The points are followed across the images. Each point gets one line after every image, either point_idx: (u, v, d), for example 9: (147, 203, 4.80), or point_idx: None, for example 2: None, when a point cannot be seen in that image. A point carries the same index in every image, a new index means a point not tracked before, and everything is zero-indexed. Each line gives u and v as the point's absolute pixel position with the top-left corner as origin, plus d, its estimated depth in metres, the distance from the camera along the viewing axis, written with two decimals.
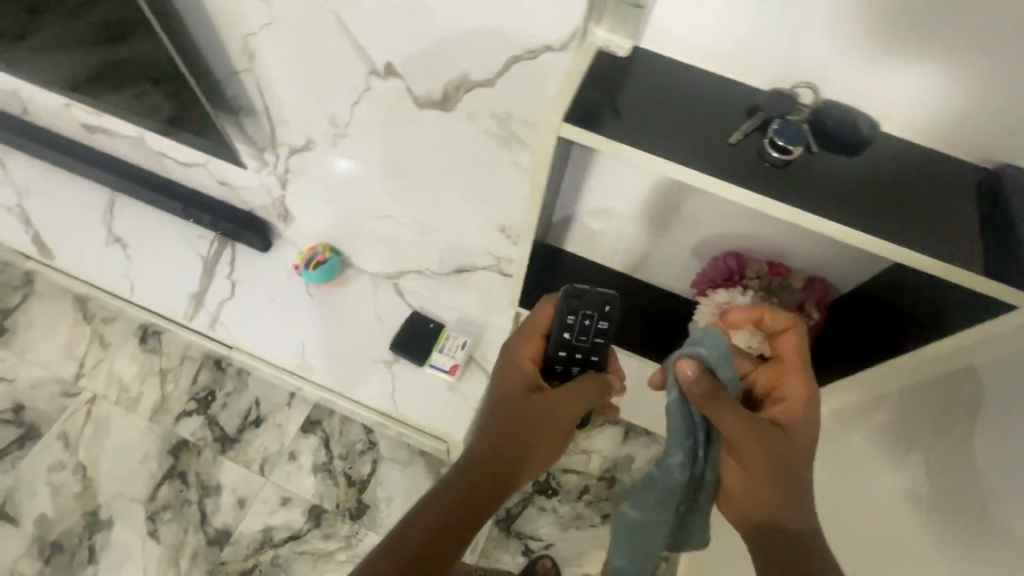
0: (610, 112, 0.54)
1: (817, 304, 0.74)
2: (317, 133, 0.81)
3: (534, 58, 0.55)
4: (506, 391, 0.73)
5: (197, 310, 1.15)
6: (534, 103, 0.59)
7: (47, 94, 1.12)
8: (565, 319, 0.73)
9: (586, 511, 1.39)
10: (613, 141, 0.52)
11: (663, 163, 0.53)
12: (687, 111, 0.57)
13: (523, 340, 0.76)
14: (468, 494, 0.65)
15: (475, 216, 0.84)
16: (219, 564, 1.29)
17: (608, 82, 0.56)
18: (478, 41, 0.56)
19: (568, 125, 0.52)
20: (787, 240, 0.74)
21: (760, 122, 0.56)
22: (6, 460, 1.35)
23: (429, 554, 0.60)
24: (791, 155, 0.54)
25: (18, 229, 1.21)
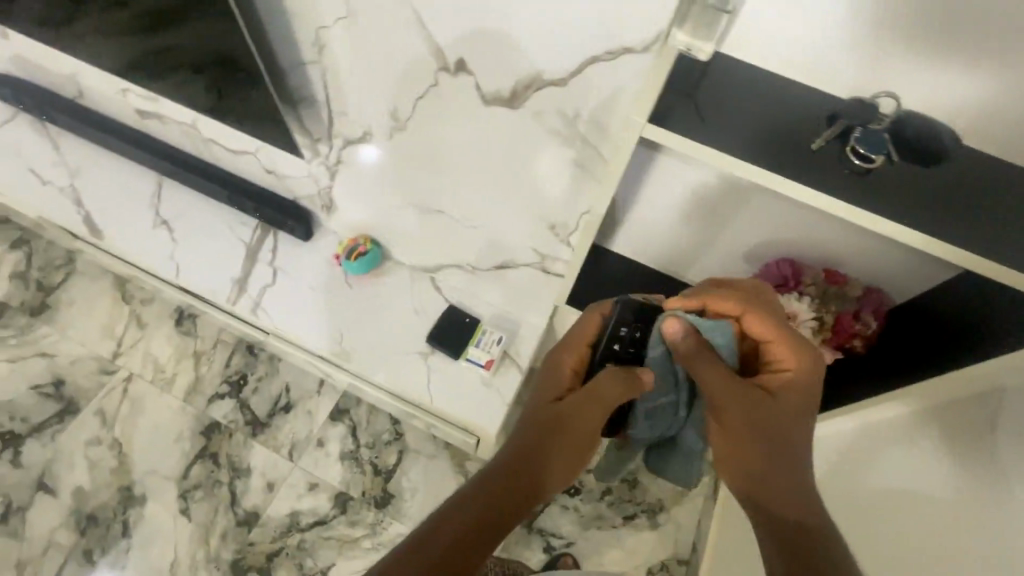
0: (693, 115, 0.56)
1: (873, 313, 0.75)
2: (376, 125, 0.82)
3: (613, 59, 0.56)
4: (543, 401, 0.73)
5: (240, 295, 1.18)
6: (606, 103, 0.61)
7: (105, 78, 1.15)
8: (617, 330, 0.73)
9: (608, 512, 1.40)
10: (700, 145, 0.54)
11: (749, 168, 0.54)
12: (765, 116, 0.58)
13: (567, 351, 0.75)
14: (496, 501, 0.65)
15: (525, 212, 0.85)
16: (248, 544, 1.31)
17: (689, 85, 0.58)
18: (557, 41, 0.57)
19: (653, 126, 0.54)
20: (846, 247, 0.76)
21: (839, 131, 0.57)
22: (45, 433, 1.39)
23: (454, 556, 0.59)
24: (873, 163, 0.56)
25: (70, 209, 1.24)
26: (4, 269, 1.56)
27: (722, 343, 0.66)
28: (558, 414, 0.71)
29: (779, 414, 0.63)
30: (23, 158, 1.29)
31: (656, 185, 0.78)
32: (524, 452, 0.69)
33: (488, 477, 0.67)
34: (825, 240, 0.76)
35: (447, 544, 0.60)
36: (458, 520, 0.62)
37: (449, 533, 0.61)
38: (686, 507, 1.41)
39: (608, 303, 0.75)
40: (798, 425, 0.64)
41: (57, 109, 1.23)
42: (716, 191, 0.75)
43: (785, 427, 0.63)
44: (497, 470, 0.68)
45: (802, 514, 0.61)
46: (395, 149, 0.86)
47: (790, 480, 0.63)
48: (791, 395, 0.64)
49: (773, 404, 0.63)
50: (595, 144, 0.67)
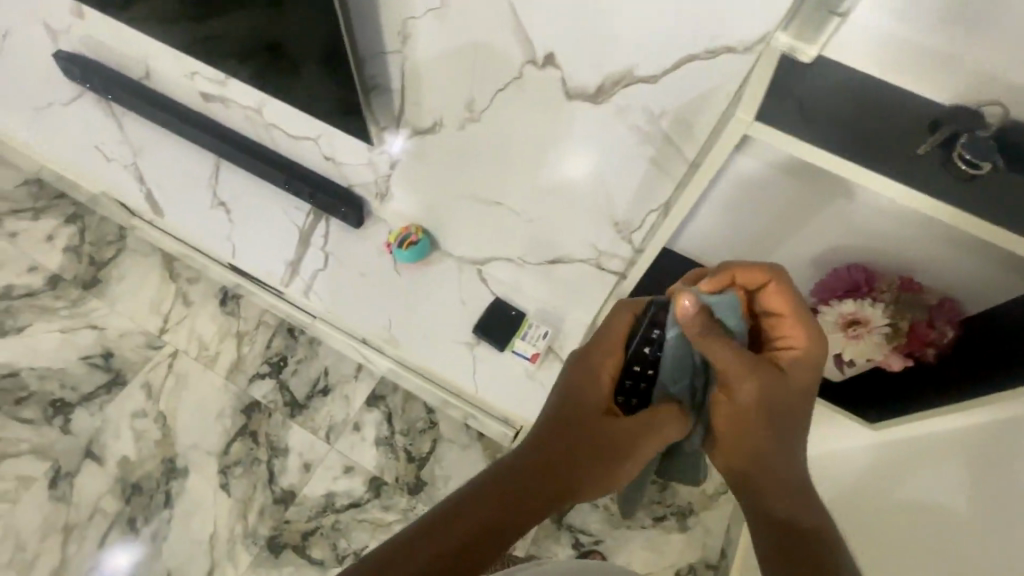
0: (795, 111, 0.52)
1: (948, 322, 0.74)
2: (448, 115, 0.84)
3: (710, 59, 0.57)
4: (576, 399, 0.65)
5: (292, 278, 1.22)
6: (693, 101, 0.62)
7: (174, 60, 1.18)
8: (649, 332, 0.70)
9: (637, 512, 1.41)
10: (802, 142, 0.51)
11: (854, 169, 0.51)
12: (867, 115, 0.54)
13: (606, 350, 0.68)
14: (512, 502, 0.57)
15: (588, 208, 0.86)
16: (284, 522, 1.34)
17: (786, 84, 0.54)
18: (653, 40, 0.59)
19: (759, 124, 0.51)
20: (923, 259, 0.74)
21: (943, 138, 0.52)
22: (93, 403, 1.43)
23: (474, 548, 0.52)
24: (979, 169, 0.51)
25: (134, 187, 1.29)
26: (59, 242, 1.61)
27: (732, 319, 0.63)
28: (590, 419, 0.63)
29: (785, 395, 0.60)
30: (89, 135, 1.33)
31: (725, 187, 0.79)
32: (551, 454, 0.61)
33: (508, 473, 0.59)
34: (899, 251, 0.74)
35: (452, 543, 0.52)
36: (467, 517, 0.54)
37: (454, 530, 0.53)
38: (716, 512, 1.41)
39: (640, 301, 0.71)
40: (801, 407, 0.61)
41: (123, 89, 1.26)
42: (786, 195, 0.75)
43: (791, 409, 0.60)
44: (516, 466, 0.59)
45: (798, 506, 0.58)
46: (463, 141, 0.88)
47: (788, 468, 0.60)
48: (798, 374, 0.61)
49: (780, 383, 0.60)
50: (677, 144, 0.68)
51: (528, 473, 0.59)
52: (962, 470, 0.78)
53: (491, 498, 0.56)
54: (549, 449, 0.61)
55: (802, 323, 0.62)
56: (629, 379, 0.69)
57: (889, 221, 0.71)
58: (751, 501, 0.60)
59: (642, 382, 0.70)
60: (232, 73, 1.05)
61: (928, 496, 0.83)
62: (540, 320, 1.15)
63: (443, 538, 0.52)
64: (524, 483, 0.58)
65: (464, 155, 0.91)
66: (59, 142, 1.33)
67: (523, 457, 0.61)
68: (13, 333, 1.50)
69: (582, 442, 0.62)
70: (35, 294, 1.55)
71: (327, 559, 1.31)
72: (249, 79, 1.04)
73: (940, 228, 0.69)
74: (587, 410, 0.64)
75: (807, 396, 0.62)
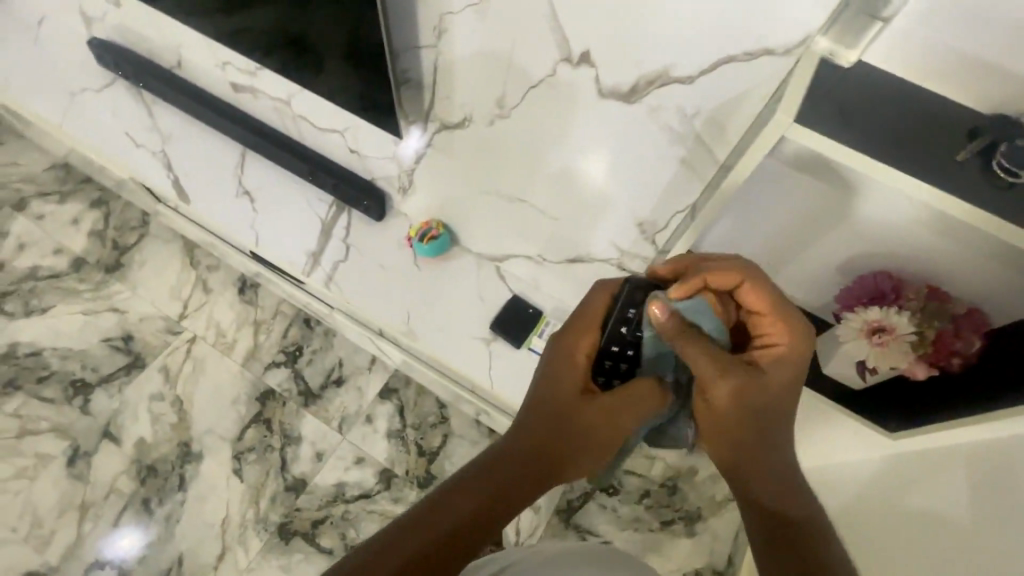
0: (837, 115, 0.53)
1: (977, 333, 0.73)
2: (477, 111, 0.85)
3: (749, 60, 0.58)
4: (555, 384, 0.65)
5: (314, 268, 1.22)
6: (726, 102, 0.63)
7: (207, 50, 1.20)
8: (624, 311, 0.66)
9: (646, 515, 1.41)
10: (841, 143, 0.52)
11: (889, 171, 0.51)
12: (908, 119, 0.54)
13: (583, 332, 0.67)
14: (497, 489, 0.58)
15: (612, 208, 0.87)
16: (295, 509, 1.35)
17: (832, 83, 0.54)
18: (690, 42, 0.59)
19: (799, 126, 0.52)
20: (953, 269, 0.74)
21: (981, 146, 0.51)
22: (112, 384, 1.45)
23: (466, 535, 0.54)
24: (1020, 177, 0.50)
25: (161, 174, 1.31)
26: (84, 226, 1.64)
27: (707, 321, 0.63)
28: (568, 402, 0.64)
29: (766, 392, 0.60)
30: (119, 121, 1.36)
31: (751, 193, 0.80)
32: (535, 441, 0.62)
33: (495, 462, 0.60)
34: (927, 259, 0.74)
35: (439, 531, 0.53)
36: (455, 504, 0.56)
37: (443, 517, 0.54)
38: (724, 518, 1.40)
39: (616, 283, 0.69)
40: (784, 401, 0.61)
41: (154, 77, 1.29)
42: (816, 205, 0.76)
43: (775, 404, 0.60)
44: (507, 454, 0.61)
45: (788, 500, 0.59)
46: (492, 138, 0.88)
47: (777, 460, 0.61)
48: (779, 370, 0.60)
49: (761, 380, 0.60)
50: (709, 146, 0.69)
51: (512, 459, 0.61)
52: (962, 487, 0.79)
53: (478, 486, 0.58)
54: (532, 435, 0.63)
55: (781, 319, 0.61)
56: (607, 360, 0.67)
57: (917, 240, 0.73)
58: (739, 496, 0.61)
59: (623, 361, 0.67)
60: (264, 63, 1.07)
61: (931, 510, 0.85)
62: (558, 319, 1.17)
63: (433, 526, 0.53)
64: (508, 470, 0.60)
65: (490, 152, 0.92)
66: (89, 127, 1.36)
67: (511, 445, 0.62)
68: (37, 313, 1.53)
69: (561, 427, 0.63)
70: (60, 276, 1.58)
71: (336, 548, 1.32)
72: (281, 70, 1.06)
73: (971, 243, 0.69)
74: (566, 393, 0.65)
75: (790, 390, 0.61)
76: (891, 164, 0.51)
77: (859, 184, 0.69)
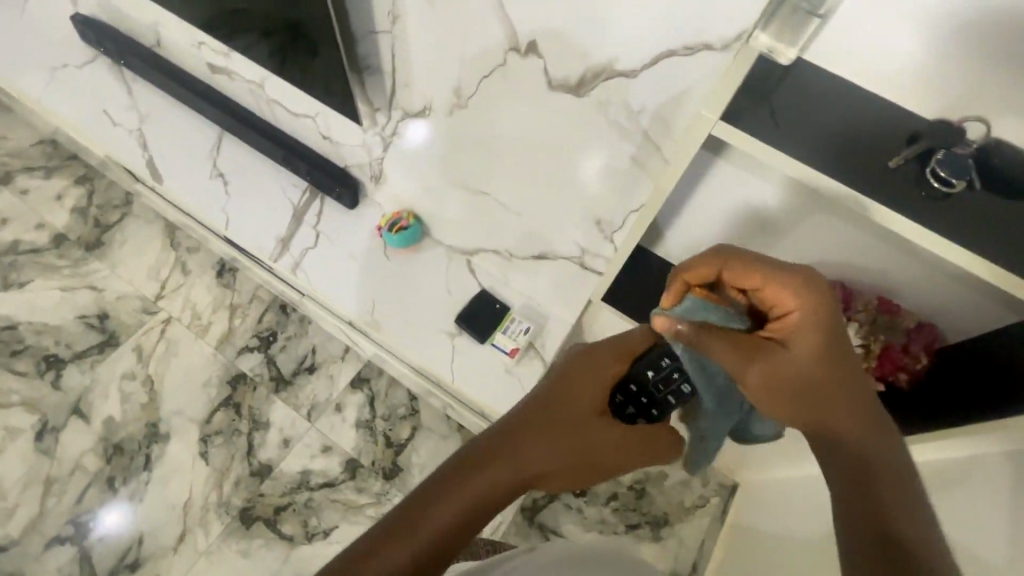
0: (768, 115, 0.57)
1: (924, 349, 0.73)
2: (438, 100, 0.90)
3: (689, 54, 0.62)
4: (575, 401, 0.65)
5: (282, 254, 1.21)
6: (664, 94, 0.67)
7: (184, 30, 1.20)
8: (657, 358, 0.67)
9: (611, 518, 1.37)
10: (761, 142, 0.55)
11: (802, 169, 0.55)
12: (829, 135, 0.57)
13: (610, 356, 0.69)
14: (495, 492, 0.58)
15: (572, 202, 0.89)
16: (258, 494, 1.35)
17: (765, 84, 0.59)
18: (631, 40, 0.65)
19: (722, 123, 0.56)
20: (898, 276, 0.74)
21: (920, 151, 0.55)
22: (85, 362, 1.46)
23: (454, 532, 0.54)
24: (953, 187, 0.54)
25: (137, 153, 1.31)
26: (67, 203, 1.64)
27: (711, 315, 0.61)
28: (583, 421, 0.64)
29: (803, 367, 0.55)
30: (99, 98, 1.35)
31: (707, 194, 0.81)
32: (539, 448, 0.61)
33: (498, 462, 0.59)
34: (874, 267, 0.75)
35: (432, 530, 0.53)
36: (450, 504, 0.55)
37: (436, 516, 0.54)
38: (692, 525, 1.35)
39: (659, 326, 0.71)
40: (837, 374, 0.55)
41: (132, 55, 1.27)
42: (763, 208, 0.78)
43: (820, 367, 0.55)
44: (512, 456, 0.60)
45: (885, 490, 0.48)
46: (451, 130, 0.93)
47: (863, 441, 0.52)
48: (806, 338, 0.56)
49: (788, 355, 0.56)
50: (655, 141, 0.74)
51: (513, 463, 0.59)
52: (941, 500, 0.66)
53: (476, 486, 0.57)
54: (536, 442, 0.61)
55: (778, 287, 0.57)
56: (620, 396, 0.68)
57: (861, 243, 0.73)
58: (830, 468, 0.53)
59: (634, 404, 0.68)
60: (239, 42, 1.06)
61: None
62: (525, 315, 1.12)
63: (426, 528, 0.53)
64: (510, 474, 0.59)
65: (453, 140, 0.95)
66: (68, 103, 1.35)
67: (519, 444, 0.61)
68: (15, 288, 1.53)
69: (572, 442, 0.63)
70: (39, 251, 1.58)
71: (297, 535, 1.32)
72: (255, 51, 1.06)
73: (914, 250, 0.70)
74: (586, 410, 0.65)
75: (839, 357, 0.55)
76: (805, 163, 0.55)
77: (799, 188, 0.72)
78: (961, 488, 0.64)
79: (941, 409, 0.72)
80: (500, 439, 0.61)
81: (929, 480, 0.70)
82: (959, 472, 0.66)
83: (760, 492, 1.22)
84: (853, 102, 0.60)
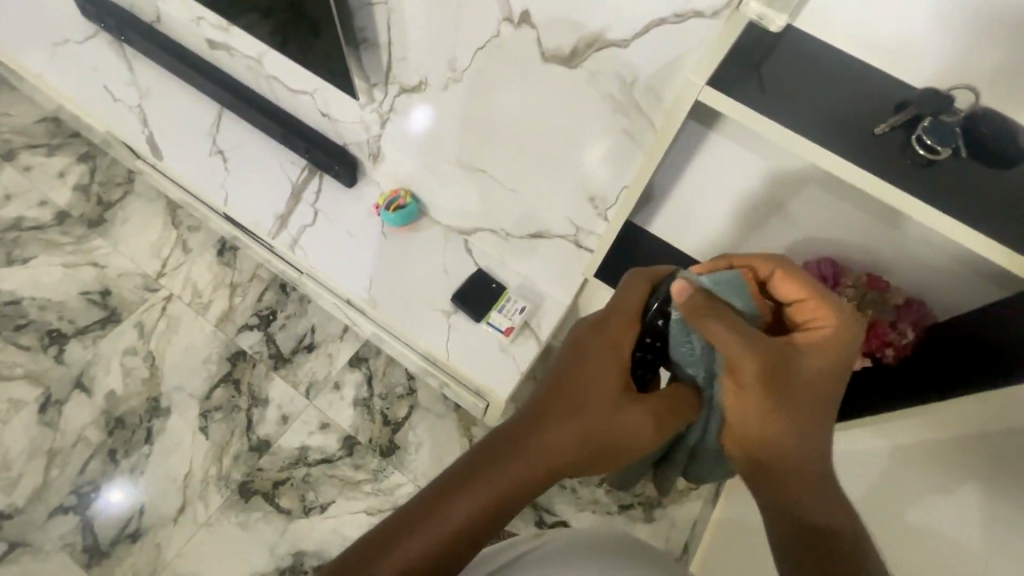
0: (756, 85, 0.58)
1: (912, 324, 0.74)
2: (433, 73, 0.91)
3: (680, 22, 0.63)
4: (597, 376, 0.60)
5: (280, 230, 1.21)
6: (656, 62, 0.69)
7: (183, 6, 1.19)
8: (665, 304, 0.63)
9: (604, 497, 1.33)
10: (747, 110, 0.56)
11: (791, 135, 0.55)
12: (817, 109, 0.57)
13: (618, 327, 0.62)
14: (523, 486, 0.54)
15: (568, 178, 0.91)
16: (257, 469, 1.37)
17: (753, 55, 0.60)
18: (621, 9, 0.66)
19: (709, 89, 0.56)
20: (887, 250, 0.75)
21: (908, 119, 0.56)
22: (88, 337, 1.48)
23: (475, 522, 0.52)
24: (938, 155, 0.55)
25: (137, 130, 1.30)
26: (70, 180, 1.65)
27: (740, 300, 0.57)
28: (600, 401, 0.59)
29: (803, 382, 0.53)
30: (97, 72, 1.35)
31: (699, 168, 0.81)
32: (557, 437, 0.56)
33: (518, 446, 0.56)
34: (865, 240, 0.76)
35: (439, 536, 0.50)
36: (474, 495, 0.52)
37: (443, 520, 0.51)
38: (686, 506, 1.33)
39: (658, 274, 0.65)
40: (826, 400, 0.54)
41: (133, 30, 1.27)
42: (756, 183, 0.78)
43: (812, 394, 0.54)
44: (533, 437, 0.56)
45: (823, 501, 0.52)
46: (446, 104, 0.94)
47: (798, 465, 0.54)
48: (819, 358, 0.54)
49: (800, 366, 0.53)
50: (647, 113, 0.75)
51: (539, 452, 0.56)
52: (948, 475, 0.67)
53: (486, 484, 0.53)
54: (551, 433, 0.57)
55: (822, 305, 0.56)
56: (638, 350, 0.64)
57: (849, 217, 0.75)
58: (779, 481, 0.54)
59: (650, 354, 0.65)
60: (235, 16, 1.07)
61: (910, 512, 0.71)
62: (519, 296, 1.12)
63: (433, 531, 0.50)
64: (520, 469, 0.54)
65: (450, 114, 0.95)
66: (68, 77, 1.35)
67: (541, 427, 0.57)
68: (18, 263, 1.54)
69: (584, 423, 0.57)
70: (43, 228, 1.59)
71: (294, 509, 1.34)
72: (252, 25, 1.06)
73: (901, 224, 0.71)
74: (610, 386, 0.60)
75: (833, 387, 0.55)
76: (791, 130, 0.55)
77: (791, 162, 0.72)
78: (966, 463, 0.64)
79: (937, 384, 0.71)
80: (511, 430, 0.57)
81: (935, 453, 0.71)
82: (961, 446, 0.66)
83: None
84: (840, 76, 0.60)
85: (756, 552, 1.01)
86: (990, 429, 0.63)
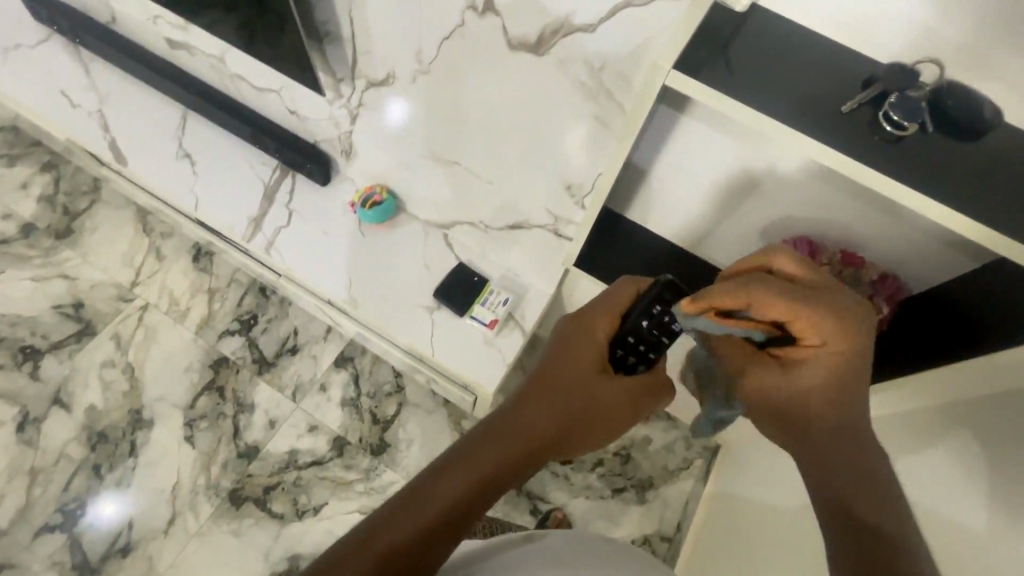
0: (722, 65, 0.57)
1: (886, 299, 0.75)
2: (400, 65, 0.89)
3: (644, 6, 0.63)
4: (573, 361, 0.62)
5: (254, 233, 1.18)
6: (623, 45, 0.68)
7: (137, 5, 1.15)
8: (651, 305, 0.65)
9: (597, 483, 1.34)
10: (714, 91, 0.55)
11: (757, 115, 0.55)
12: (786, 89, 0.57)
13: (599, 320, 0.64)
14: (508, 464, 0.54)
15: (543, 168, 0.90)
16: (246, 475, 1.36)
17: (720, 36, 0.59)
18: None
19: (676, 72, 0.56)
20: (860, 227, 0.76)
21: (875, 95, 0.56)
22: (63, 352, 1.44)
23: (464, 499, 0.51)
24: (905, 131, 0.55)
25: (98, 136, 1.26)
26: (33, 191, 1.59)
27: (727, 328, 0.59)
28: (585, 386, 0.61)
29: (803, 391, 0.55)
30: (53, 78, 1.30)
31: (673, 150, 0.81)
32: (538, 414, 0.57)
33: (501, 428, 0.56)
34: (838, 218, 0.77)
35: (429, 519, 0.49)
36: (461, 473, 0.52)
37: (423, 510, 0.49)
38: (677, 487, 1.34)
39: (646, 282, 0.68)
40: (845, 391, 0.54)
41: (85, 31, 1.22)
42: (729, 165, 0.78)
43: (819, 394, 0.54)
44: (515, 418, 0.57)
45: (852, 480, 0.50)
46: (416, 97, 0.92)
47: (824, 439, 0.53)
48: (817, 368, 0.54)
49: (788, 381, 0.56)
50: (617, 98, 0.75)
51: (521, 430, 0.56)
52: (928, 444, 0.68)
53: (471, 466, 0.53)
54: (532, 412, 0.58)
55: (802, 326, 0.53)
56: (619, 349, 0.65)
57: (821, 192, 0.75)
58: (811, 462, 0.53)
59: (634, 354, 0.65)
60: (192, 13, 1.03)
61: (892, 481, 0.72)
62: (502, 288, 1.11)
63: (420, 513, 0.49)
64: (507, 447, 0.55)
65: (419, 106, 0.94)
66: (21, 83, 1.29)
67: (521, 409, 0.58)
68: None
69: (564, 403, 0.59)
70: (8, 241, 1.53)
71: (287, 513, 1.33)
72: (211, 22, 1.02)
73: (873, 199, 0.71)
74: (589, 373, 0.62)
75: (849, 383, 0.54)
76: (757, 109, 0.55)
77: (762, 143, 0.72)
78: (948, 433, 0.65)
79: (924, 353, 0.72)
80: (492, 423, 0.57)
81: (914, 423, 0.72)
82: (945, 415, 0.67)
83: (739, 450, 1.25)
84: (806, 52, 0.60)
85: (747, 530, 1.02)
86: (972, 398, 0.64)
